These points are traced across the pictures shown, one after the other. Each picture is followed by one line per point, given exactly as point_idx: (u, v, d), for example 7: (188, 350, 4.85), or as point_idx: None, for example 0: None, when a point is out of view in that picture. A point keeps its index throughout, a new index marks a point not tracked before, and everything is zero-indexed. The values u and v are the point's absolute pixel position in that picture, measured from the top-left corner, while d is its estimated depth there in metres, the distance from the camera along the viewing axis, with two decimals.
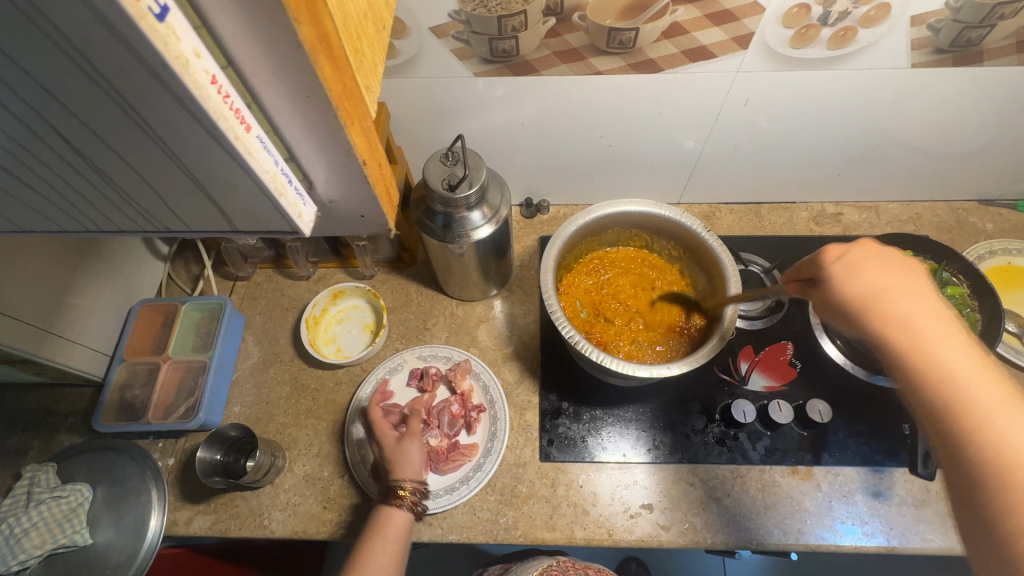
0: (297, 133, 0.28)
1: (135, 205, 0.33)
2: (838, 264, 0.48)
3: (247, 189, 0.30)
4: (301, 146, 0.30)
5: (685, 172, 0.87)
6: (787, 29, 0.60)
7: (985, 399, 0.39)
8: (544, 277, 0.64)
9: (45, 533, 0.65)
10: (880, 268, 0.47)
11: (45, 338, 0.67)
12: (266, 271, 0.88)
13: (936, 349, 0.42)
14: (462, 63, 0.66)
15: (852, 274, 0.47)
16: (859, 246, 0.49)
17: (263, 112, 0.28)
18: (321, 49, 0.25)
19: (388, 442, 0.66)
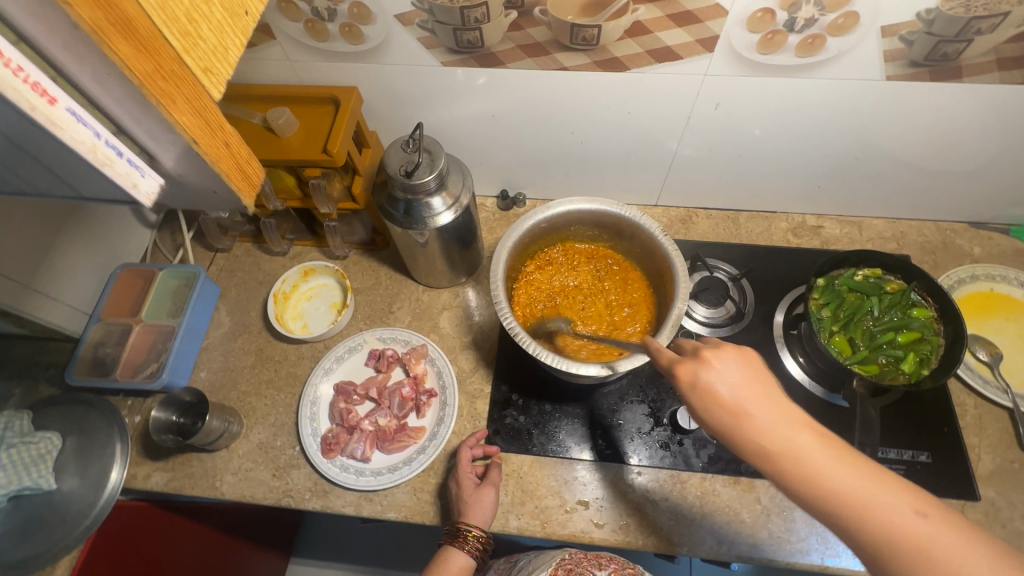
0: (146, 135, 0.23)
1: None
2: (714, 389, 0.39)
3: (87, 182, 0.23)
4: (149, 138, 0.23)
5: (661, 174, 0.86)
6: (753, 33, 0.59)
7: (882, 511, 0.34)
8: (494, 268, 0.65)
9: (12, 475, 0.69)
10: (752, 390, 0.38)
11: (26, 293, 0.72)
12: (245, 245, 0.91)
13: (820, 470, 0.35)
14: (429, 52, 0.66)
15: (734, 408, 0.38)
16: (725, 353, 0.41)
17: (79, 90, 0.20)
18: (128, 38, 0.19)
19: (464, 484, 0.67)
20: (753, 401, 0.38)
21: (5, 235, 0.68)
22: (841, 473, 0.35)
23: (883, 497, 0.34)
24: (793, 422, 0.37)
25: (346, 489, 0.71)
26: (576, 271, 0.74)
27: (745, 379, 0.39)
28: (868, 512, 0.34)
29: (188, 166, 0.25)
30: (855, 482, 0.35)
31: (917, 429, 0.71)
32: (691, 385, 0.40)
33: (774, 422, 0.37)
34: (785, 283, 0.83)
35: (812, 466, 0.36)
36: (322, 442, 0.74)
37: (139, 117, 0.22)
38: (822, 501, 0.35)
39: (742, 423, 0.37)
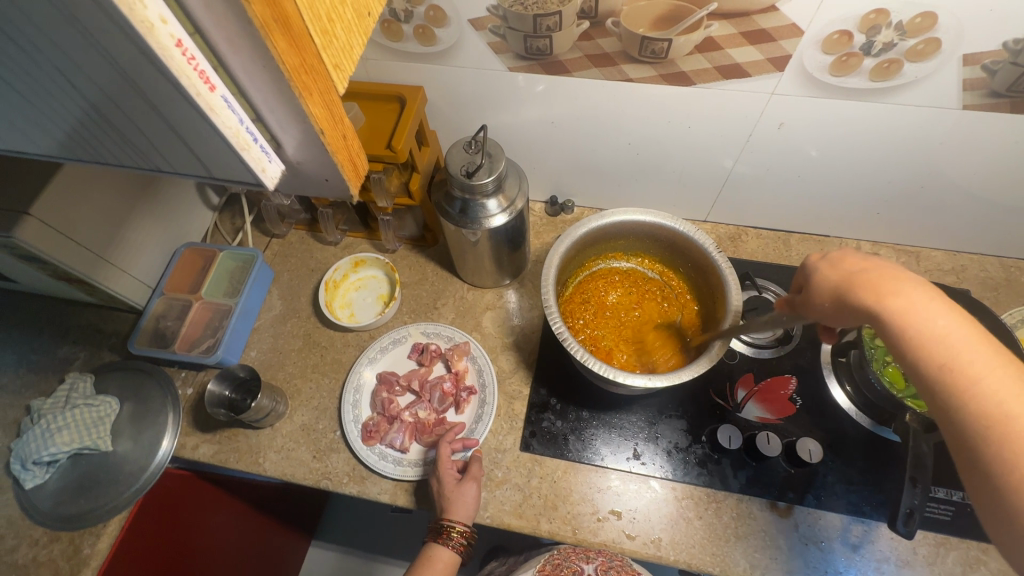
0: (275, 122, 0.24)
1: (121, 150, 0.28)
2: (850, 258, 0.47)
3: (215, 152, 0.25)
4: (283, 128, 0.25)
5: (714, 190, 0.86)
6: (827, 54, 0.59)
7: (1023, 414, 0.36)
8: (545, 271, 0.65)
9: (73, 433, 0.74)
10: (894, 265, 0.44)
11: (99, 264, 0.76)
12: (300, 232, 0.94)
13: (926, 327, 0.40)
14: (497, 57, 0.68)
15: (851, 272, 0.46)
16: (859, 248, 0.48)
17: (231, 76, 0.22)
18: (286, 34, 0.21)
19: (446, 481, 0.68)
20: (882, 272, 0.45)
21: (89, 209, 0.73)
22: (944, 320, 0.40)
23: (1003, 386, 0.37)
24: (921, 292, 0.42)
25: (383, 477, 0.73)
26: (634, 285, 0.75)
27: (882, 261, 0.46)
28: (917, 322, 0.41)
29: (306, 154, 0.26)
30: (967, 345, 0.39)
31: None
32: (824, 256, 0.49)
33: (897, 282, 0.43)
34: None
35: (926, 323, 0.40)
36: (362, 429, 0.75)
37: (272, 103, 0.23)
38: (909, 350, 0.41)
39: (863, 286, 0.44)
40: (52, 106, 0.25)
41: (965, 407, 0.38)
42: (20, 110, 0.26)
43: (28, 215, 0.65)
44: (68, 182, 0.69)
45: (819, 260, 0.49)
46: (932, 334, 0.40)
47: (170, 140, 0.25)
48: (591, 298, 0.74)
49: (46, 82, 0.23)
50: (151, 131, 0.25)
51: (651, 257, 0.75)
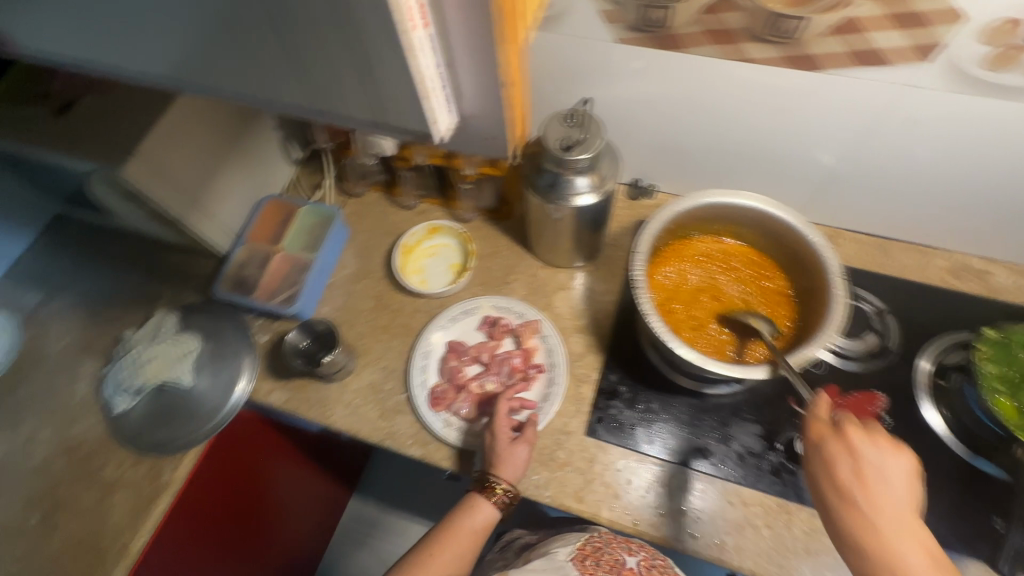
0: (466, 75, 0.40)
1: (308, 96, 0.40)
2: (844, 462, 0.54)
3: (397, 95, 0.37)
4: (475, 86, 0.41)
5: (814, 187, 0.80)
6: (985, 46, 0.53)
7: None
8: (641, 242, 0.65)
9: (161, 366, 0.79)
10: (888, 474, 0.53)
11: (192, 207, 0.79)
12: (377, 194, 0.95)
13: (903, 553, 0.51)
14: (608, 27, 0.65)
15: (854, 483, 0.53)
16: (871, 439, 0.55)
17: (448, 44, 0.37)
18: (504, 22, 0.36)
19: (499, 438, 0.71)
20: (887, 480, 0.53)
21: (188, 152, 0.75)
22: (904, 546, 0.51)
23: None
24: (902, 510, 0.52)
25: (446, 444, 0.74)
26: (740, 271, 0.72)
27: (886, 467, 0.54)
28: (894, 551, 0.51)
29: (481, 109, 0.43)
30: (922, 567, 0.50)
31: None
32: (836, 438, 0.55)
33: (889, 500, 0.53)
34: (936, 327, 0.75)
35: (900, 550, 0.51)
36: (429, 395, 0.76)
37: (471, 80, 0.40)
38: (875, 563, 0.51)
39: (857, 497, 0.53)
40: (274, 50, 0.36)
41: None
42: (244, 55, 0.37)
43: (135, 153, 0.67)
44: (172, 124, 0.70)
45: (830, 440, 0.56)
46: (900, 562, 0.51)
47: (356, 83, 0.37)
48: (684, 277, 0.72)
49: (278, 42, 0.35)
50: (341, 72, 0.36)
51: (754, 249, 0.73)
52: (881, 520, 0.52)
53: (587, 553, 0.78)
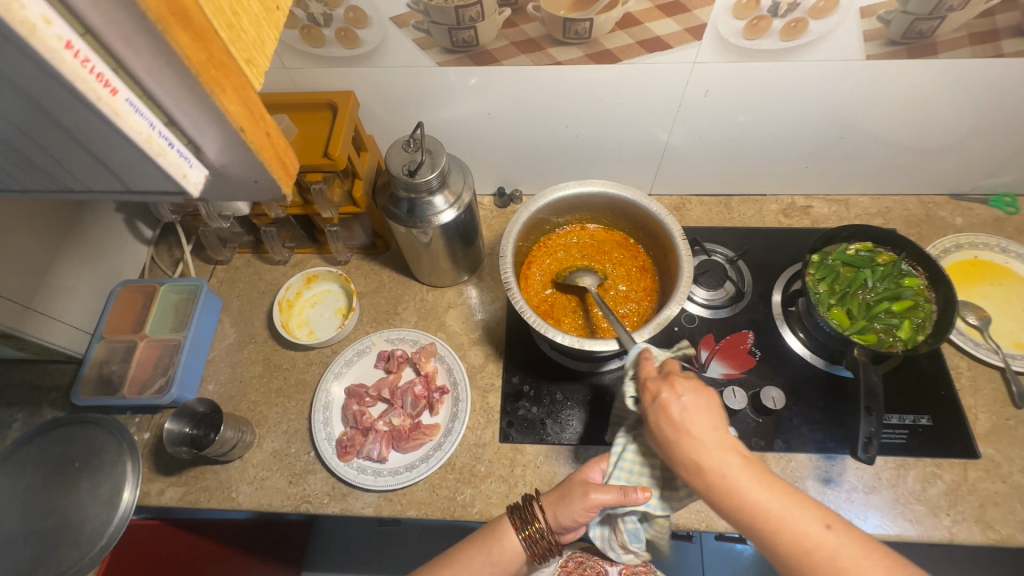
0: (192, 126, 0.24)
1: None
2: (671, 407, 0.50)
3: (126, 158, 0.22)
4: (183, 110, 0.23)
5: (654, 164, 0.89)
6: (739, 20, 0.62)
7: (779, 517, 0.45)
8: (502, 245, 0.65)
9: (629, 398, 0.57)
10: (701, 413, 0.49)
11: (26, 314, 0.71)
12: (245, 256, 0.91)
13: (743, 487, 0.46)
14: (425, 52, 0.68)
15: (680, 424, 0.49)
16: (689, 385, 0.51)
17: (122, 63, 0.20)
18: (187, 28, 0.20)
19: None
20: (700, 427, 0.48)
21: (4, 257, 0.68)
22: (726, 459, 0.47)
23: (788, 509, 0.45)
24: (717, 442, 0.48)
25: (364, 491, 0.72)
26: (606, 254, 0.76)
27: (700, 410, 0.49)
28: (734, 490, 0.46)
29: (231, 158, 0.26)
30: (755, 489, 0.46)
31: (917, 393, 0.74)
32: (653, 400, 0.51)
33: (708, 434, 0.48)
34: (780, 263, 0.85)
35: (733, 478, 0.46)
36: (337, 446, 0.74)
37: (186, 106, 0.22)
38: (735, 510, 0.46)
39: (682, 437, 0.48)
40: None
41: (780, 546, 0.45)
42: None
43: None
44: None
45: (649, 403, 0.51)
46: (758, 512, 0.45)
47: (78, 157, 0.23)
48: (555, 269, 0.75)
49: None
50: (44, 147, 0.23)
51: (614, 228, 0.77)
52: (706, 460, 0.47)
53: (568, 569, 0.73)
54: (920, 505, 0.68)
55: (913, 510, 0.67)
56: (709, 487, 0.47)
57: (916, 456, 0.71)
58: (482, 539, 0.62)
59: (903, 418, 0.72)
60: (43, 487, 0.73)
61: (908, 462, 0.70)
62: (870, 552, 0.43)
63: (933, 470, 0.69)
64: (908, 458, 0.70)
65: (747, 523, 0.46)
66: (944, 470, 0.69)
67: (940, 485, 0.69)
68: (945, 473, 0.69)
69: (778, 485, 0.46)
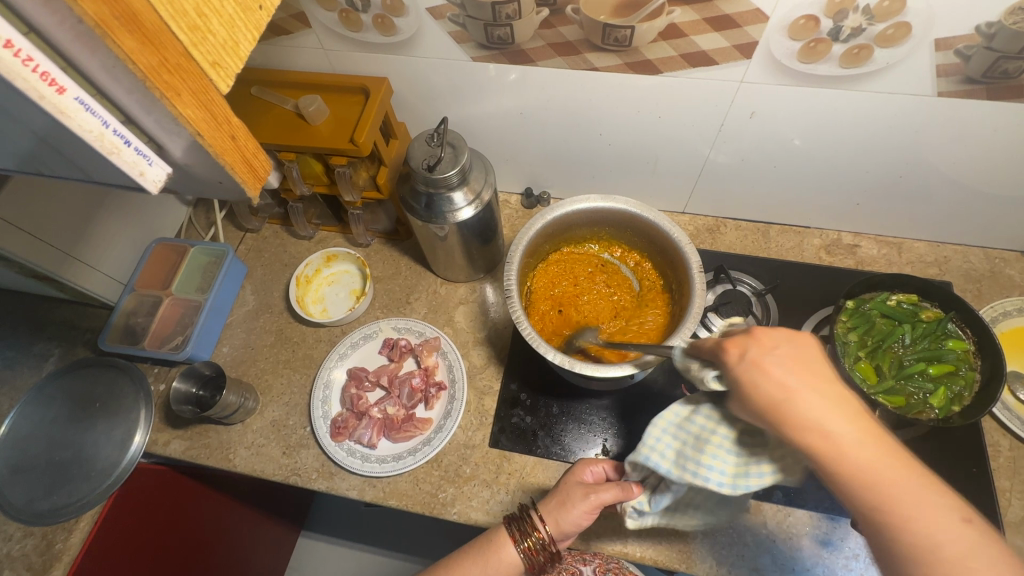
0: (153, 124, 0.24)
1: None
2: (768, 365, 0.43)
3: (85, 154, 0.23)
4: (140, 109, 0.23)
5: (691, 182, 0.84)
6: (794, 41, 0.57)
7: (904, 500, 0.38)
8: (510, 251, 0.64)
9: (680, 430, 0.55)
10: (807, 371, 0.42)
11: (67, 260, 0.76)
12: (274, 227, 0.94)
13: (861, 459, 0.39)
14: (459, 46, 0.66)
15: (783, 381, 0.42)
16: (781, 334, 0.44)
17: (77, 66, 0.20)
18: (132, 32, 0.20)
19: None
20: (806, 386, 0.41)
21: (51, 206, 0.73)
22: (839, 422, 0.40)
23: (913, 496, 0.38)
24: (834, 408, 0.41)
25: (351, 473, 0.73)
26: (618, 275, 0.73)
27: (800, 359, 0.43)
28: (864, 469, 0.39)
29: (194, 157, 0.26)
30: (880, 462, 0.39)
31: (943, 467, 0.68)
32: (740, 359, 0.44)
33: (815, 400, 0.41)
34: (812, 304, 0.80)
35: (848, 449, 0.39)
36: (331, 425, 0.75)
37: (144, 104, 0.22)
38: (856, 485, 0.39)
39: (787, 400, 0.41)
40: None
41: (899, 535, 0.38)
42: None
43: None
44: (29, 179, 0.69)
45: (736, 364, 0.45)
46: (881, 489, 0.38)
47: (46, 148, 0.24)
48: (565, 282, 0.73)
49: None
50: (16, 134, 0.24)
51: (635, 250, 0.73)
52: (815, 421, 0.40)
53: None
54: None
55: None
56: (823, 453, 0.40)
57: None
58: (479, 547, 0.62)
59: None
60: (66, 420, 0.79)
61: None
62: (1000, 551, 0.36)
63: None
64: None
65: (869, 510, 0.39)
66: None
67: None
68: None
69: (899, 462, 0.39)
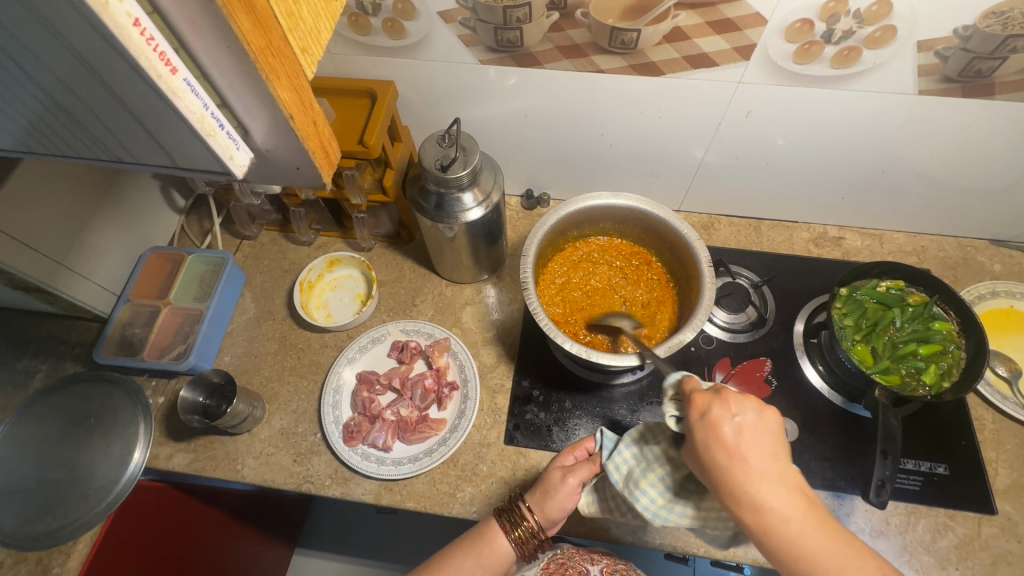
0: (243, 107, 0.24)
1: (64, 135, 0.28)
2: (722, 427, 0.46)
3: (180, 135, 0.24)
4: (235, 93, 0.23)
5: (687, 180, 0.88)
6: (790, 43, 0.60)
7: (827, 560, 0.42)
8: (526, 244, 0.65)
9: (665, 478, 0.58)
10: (757, 439, 0.45)
11: (59, 270, 0.73)
12: (271, 233, 0.92)
13: (794, 526, 0.43)
14: (468, 49, 0.68)
15: (733, 448, 0.45)
16: (748, 402, 0.47)
17: (187, 47, 0.21)
18: (249, 13, 0.20)
19: None
20: (753, 452, 0.45)
21: (43, 212, 0.70)
22: (770, 488, 0.44)
23: (838, 555, 0.42)
24: (775, 477, 0.44)
25: (366, 477, 0.72)
26: (628, 271, 0.76)
27: (755, 430, 0.45)
28: (794, 534, 0.43)
29: (277, 145, 0.26)
30: (813, 532, 0.43)
31: (935, 441, 0.72)
32: (701, 415, 0.48)
33: (759, 465, 0.44)
34: (805, 294, 0.84)
35: (783, 516, 0.43)
36: (344, 430, 0.74)
37: (238, 86, 0.23)
38: (780, 547, 0.43)
39: (733, 462, 0.45)
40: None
41: None
42: None
43: None
44: (23, 186, 0.66)
45: (697, 419, 0.48)
46: (807, 548, 0.42)
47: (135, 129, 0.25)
48: (576, 276, 0.75)
49: (7, 73, 0.24)
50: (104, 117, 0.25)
51: (644, 247, 0.75)
52: (753, 490, 0.44)
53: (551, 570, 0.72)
54: (928, 555, 0.66)
55: (920, 559, 0.66)
56: (757, 522, 0.44)
57: (929, 505, 0.69)
58: (471, 540, 0.62)
59: (918, 464, 0.70)
60: (58, 438, 0.75)
61: (920, 510, 0.68)
62: None
63: (945, 521, 0.68)
64: (920, 506, 0.69)
65: (793, 567, 0.43)
66: (956, 522, 0.67)
67: (951, 537, 0.67)
68: (958, 526, 0.67)
69: (832, 526, 0.43)
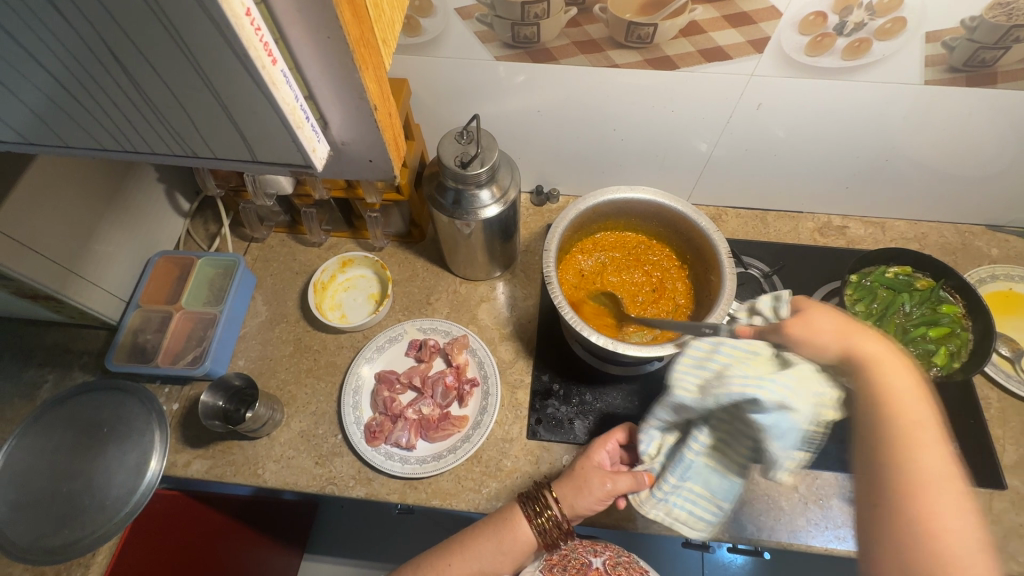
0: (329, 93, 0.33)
1: (163, 134, 0.37)
2: (842, 316, 0.54)
3: (267, 119, 0.34)
4: (317, 84, 0.33)
5: (696, 173, 0.89)
6: (803, 36, 0.62)
7: (903, 411, 0.46)
8: (549, 237, 0.66)
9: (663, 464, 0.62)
10: (848, 324, 0.53)
11: (69, 277, 0.71)
12: (280, 235, 0.91)
13: (874, 380, 0.48)
14: (484, 46, 0.68)
15: (848, 329, 0.52)
16: (829, 307, 0.56)
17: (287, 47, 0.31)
18: (356, 23, 0.30)
19: None
20: (844, 332, 0.52)
21: (52, 218, 0.68)
22: (882, 357, 0.49)
23: (908, 412, 0.46)
24: (869, 347, 0.50)
25: (391, 476, 0.72)
26: (648, 265, 0.76)
27: (852, 322, 0.53)
28: (882, 388, 0.47)
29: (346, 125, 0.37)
30: (895, 385, 0.47)
31: None
32: (808, 309, 0.56)
33: (879, 347, 0.50)
34: (813, 282, 0.85)
35: (880, 372, 0.48)
36: (366, 430, 0.74)
37: (320, 79, 0.33)
38: (867, 396, 0.48)
39: (856, 338, 0.51)
40: (121, 93, 0.33)
41: (891, 438, 0.45)
42: (91, 109, 0.35)
43: None
44: (33, 191, 0.64)
45: (807, 310, 0.56)
46: (887, 400, 0.47)
47: (228, 121, 0.35)
48: (598, 269, 0.76)
49: (136, 87, 0.33)
50: (203, 114, 0.34)
51: (661, 240, 0.77)
52: (856, 356, 0.50)
53: (553, 562, 0.68)
54: None
55: None
56: (862, 370, 0.49)
57: None
58: (492, 526, 0.61)
59: None
60: (71, 449, 0.74)
61: None
62: (960, 482, 0.42)
63: None
64: None
65: (874, 417, 0.47)
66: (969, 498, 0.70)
67: None
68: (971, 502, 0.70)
69: (921, 398, 0.47)
